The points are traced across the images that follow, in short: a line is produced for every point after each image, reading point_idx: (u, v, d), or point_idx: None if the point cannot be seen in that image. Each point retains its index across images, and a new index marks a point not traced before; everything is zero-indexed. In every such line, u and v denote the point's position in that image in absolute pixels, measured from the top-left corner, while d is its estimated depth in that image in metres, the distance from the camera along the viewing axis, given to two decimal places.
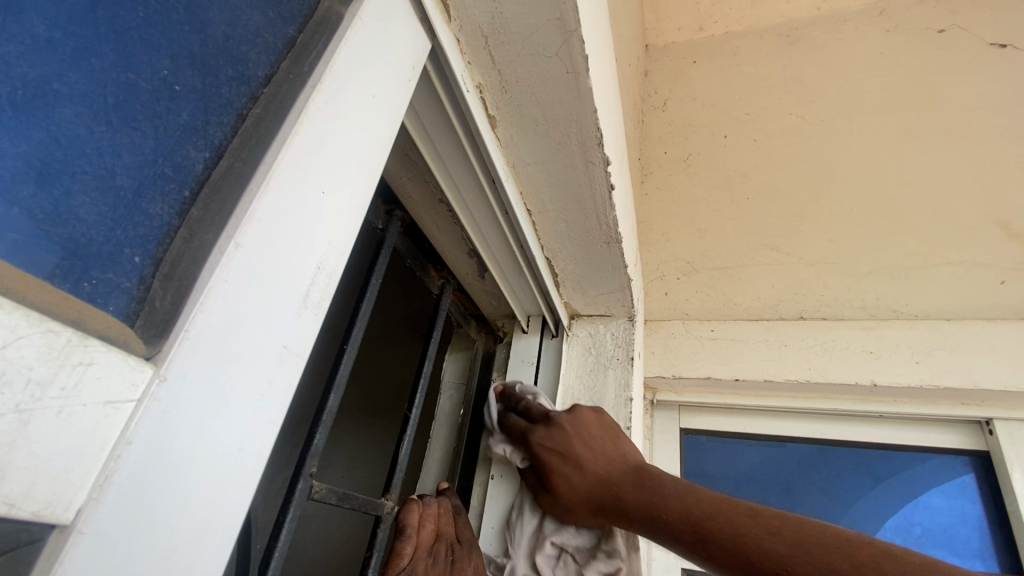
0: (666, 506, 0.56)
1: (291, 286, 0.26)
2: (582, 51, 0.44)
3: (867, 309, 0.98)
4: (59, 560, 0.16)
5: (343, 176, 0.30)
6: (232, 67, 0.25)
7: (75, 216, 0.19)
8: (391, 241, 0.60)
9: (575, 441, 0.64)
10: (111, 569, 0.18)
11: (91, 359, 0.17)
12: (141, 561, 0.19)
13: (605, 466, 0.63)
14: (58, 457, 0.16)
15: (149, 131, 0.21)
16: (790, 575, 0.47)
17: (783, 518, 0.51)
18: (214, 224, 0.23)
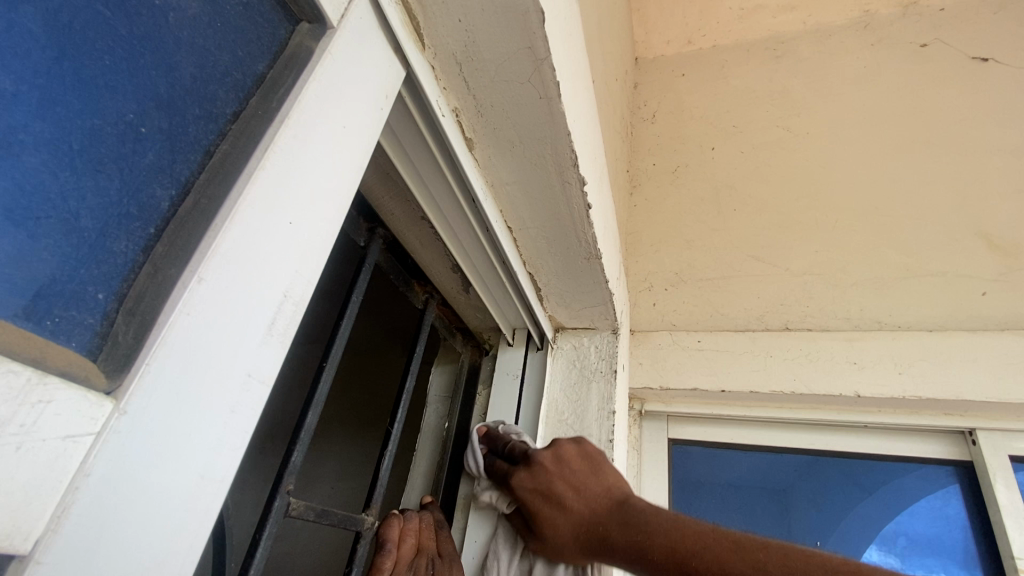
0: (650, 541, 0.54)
1: (257, 315, 0.27)
2: (554, 77, 0.46)
3: (850, 321, 0.99)
4: None
5: (312, 205, 0.31)
6: (199, 106, 0.26)
7: (41, 258, 0.19)
8: (372, 259, 0.62)
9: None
10: None
11: (50, 397, 0.18)
12: None
13: (589, 506, 0.61)
14: (16, 490, 0.17)
15: (114, 173, 0.22)
16: None
17: (766, 548, 0.49)
18: (178, 260, 0.24)
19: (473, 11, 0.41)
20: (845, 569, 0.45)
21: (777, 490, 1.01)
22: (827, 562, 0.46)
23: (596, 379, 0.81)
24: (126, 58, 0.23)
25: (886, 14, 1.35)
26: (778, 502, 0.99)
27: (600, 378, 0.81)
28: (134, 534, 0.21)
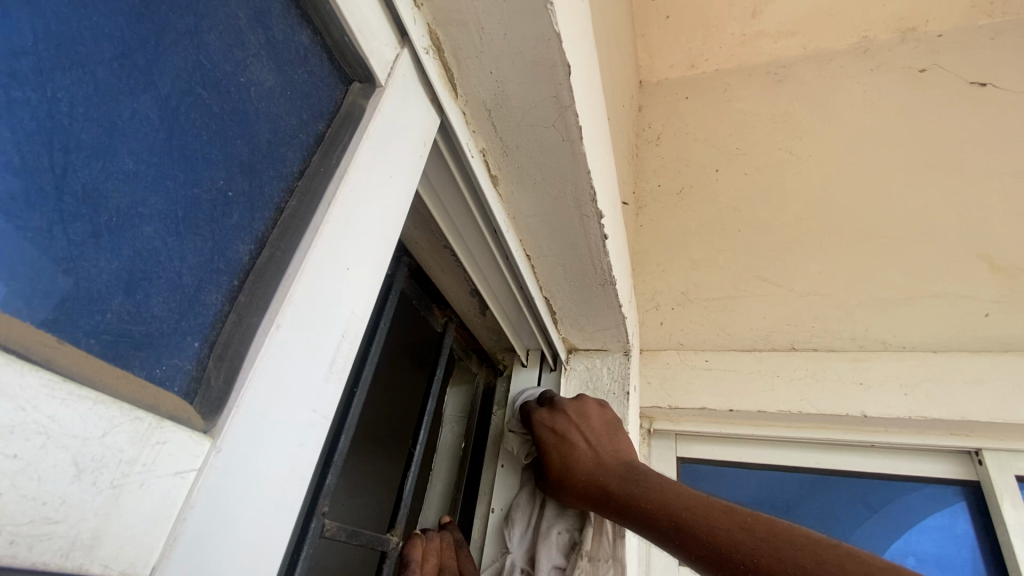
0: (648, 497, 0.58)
1: (321, 355, 0.29)
2: (577, 122, 0.49)
3: (856, 341, 1.01)
4: None
5: (365, 251, 0.34)
6: (273, 167, 0.29)
7: (152, 315, 0.22)
8: (398, 286, 0.64)
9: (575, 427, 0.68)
10: None
11: (165, 438, 0.21)
12: None
13: (595, 457, 0.65)
14: (139, 523, 0.20)
15: (208, 234, 0.25)
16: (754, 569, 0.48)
17: (757, 517, 0.52)
18: (258, 308, 0.26)
19: (504, 64, 0.44)
20: (832, 545, 0.48)
21: (786, 508, 1.02)
22: (813, 535, 0.49)
23: (609, 400, 0.83)
24: (218, 132, 0.25)
25: (884, 40, 1.39)
26: (787, 521, 1.01)
27: (613, 400, 0.83)
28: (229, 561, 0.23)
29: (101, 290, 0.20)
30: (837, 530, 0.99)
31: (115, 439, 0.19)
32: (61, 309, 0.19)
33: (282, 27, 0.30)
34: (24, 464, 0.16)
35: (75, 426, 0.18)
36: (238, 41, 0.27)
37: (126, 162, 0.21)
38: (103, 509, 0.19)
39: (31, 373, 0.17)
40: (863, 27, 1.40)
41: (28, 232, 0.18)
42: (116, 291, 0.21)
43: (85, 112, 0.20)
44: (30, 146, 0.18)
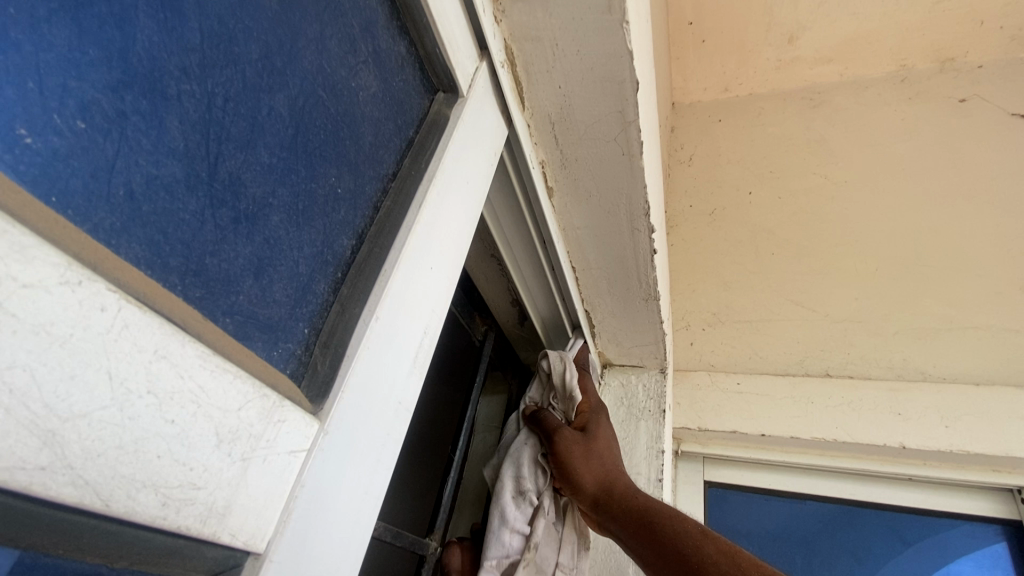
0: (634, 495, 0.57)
1: (408, 348, 0.30)
2: (639, 138, 0.50)
3: (894, 370, 0.99)
4: None
5: (445, 252, 0.35)
6: (373, 168, 0.30)
7: (275, 301, 0.23)
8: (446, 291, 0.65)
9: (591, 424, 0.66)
10: None
11: (285, 416, 0.22)
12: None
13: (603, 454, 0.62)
14: (262, 496, 0.20)
15: (321, 228, 0.26)
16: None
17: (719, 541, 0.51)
18: (359, 300, 0.27)
19: (573, 78, 0.46)
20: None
21: (816, 540, 0.99)
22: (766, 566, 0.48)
23: (644, 417, 0.82)
24: (332, 131, 0.27)
25: (923, 68, 1.38)
26: (816, 552, 0.98)
27: (648, 417, 0.82)
28: (334, 542, 0.24)
29: (235, 272, 0.21)
30: (869, 566, 0.96)
31: (249, 413, 0.20)
32: (206, 288, 0.20)
33: (386, 39, 0.32)
34: (180, 429, 0.17)
35: (218, 398, 0.19)
36: (352, 49, 0.29)
37: (260, 154, 0.22)
38: (235, 480, 0.19)
39: (190, 344, 0.18)
40: (901, 55, 1.39)
41: (185, 213, 0.19)
42: (246, 274, 0.22)
43: (234, 105, 0.21)
44: (191, 135, 0.19)
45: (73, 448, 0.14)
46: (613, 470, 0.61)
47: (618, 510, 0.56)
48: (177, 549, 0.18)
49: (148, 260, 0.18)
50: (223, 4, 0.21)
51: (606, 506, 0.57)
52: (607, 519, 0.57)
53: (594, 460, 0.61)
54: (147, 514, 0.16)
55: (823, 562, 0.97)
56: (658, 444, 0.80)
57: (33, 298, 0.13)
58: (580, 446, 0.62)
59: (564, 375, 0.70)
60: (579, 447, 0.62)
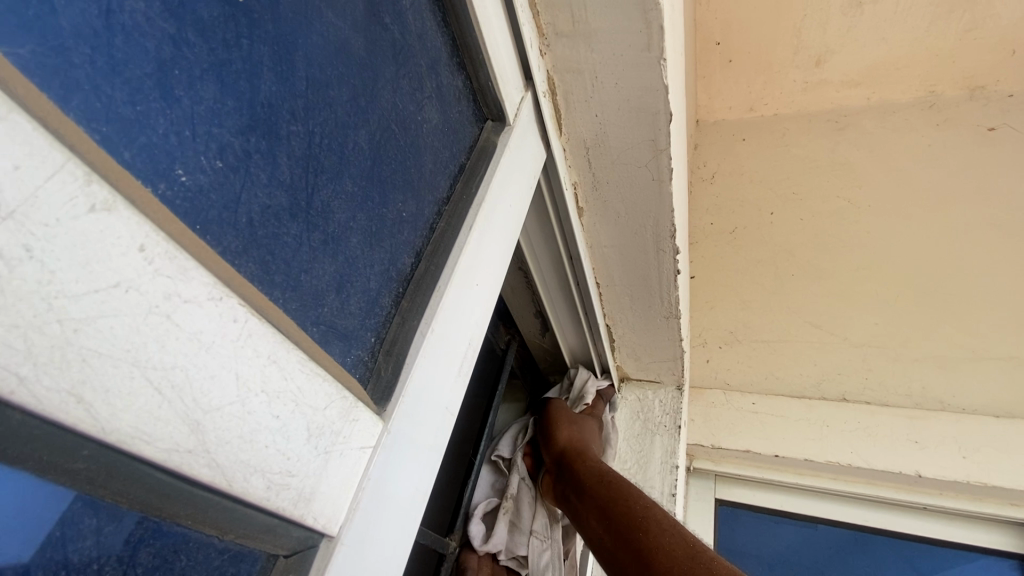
0: (594, 461, 0.67)
1: (454, 358, 0.33)
2: (669, 165, 0.52)
3: (912, 398, 0.99)
4: (330, 560, 0.23)
5: (488, 270, 0.38)
6: (431, 192, 0.34)
7: (350, 313, 0.26)
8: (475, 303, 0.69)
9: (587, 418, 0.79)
10: (353, 567, 0.24)
11: (357, 416, 0.24)
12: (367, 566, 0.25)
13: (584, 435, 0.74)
14: (337, 484, 0.23)
15: (387, 247, 0.29)
16: (626, 516, 0.55)
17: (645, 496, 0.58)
18: (417, 313, 0.30)
19: (610, 109, 0.48)
20: (684, 530, 0.52)
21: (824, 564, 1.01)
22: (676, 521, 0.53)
23: (660, 432, 0.84)
24: (402, 162, 0.30)
25: (953, 95, 1.38)
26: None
27: (664, 432, 0.83)
28: (388, 536, 0.27)
29: (323, 287, 0.24)
30: None
31: (329, 411, 0.23)
32: (300, 301, 0.23)
33: (447, 75, 0.35)
34: (281, 424, 0.20)
35: (310, 397, 0.22)
36: (420, 87, 0.32)
37: (346, 183, 0.26)
38: (318, 470, 0.22)
39: (291, 349, 0.20)
40: (930, 82, 1.39)
41: (287, 236, 0.22)
42: (330, 289, 0.25)
43: (327, 142, 0.24)
44: (296, 169, 0.22)
45: (208, 436, 0.17)
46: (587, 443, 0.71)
47: (577, 464, 0.66)
48: (271, 527, 0.21)
49: (260, 277, 0.21)
50: (323, 54, 0.24)
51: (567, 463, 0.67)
52: (564, 476, 0.66)
53: (574, 431, 0.73)
54: (255, 495, 0.19)
55: None
56: (672, 460, 0.81)
57: (189, 312, 0.17)
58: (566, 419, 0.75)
59: (581, 385, 0.83)
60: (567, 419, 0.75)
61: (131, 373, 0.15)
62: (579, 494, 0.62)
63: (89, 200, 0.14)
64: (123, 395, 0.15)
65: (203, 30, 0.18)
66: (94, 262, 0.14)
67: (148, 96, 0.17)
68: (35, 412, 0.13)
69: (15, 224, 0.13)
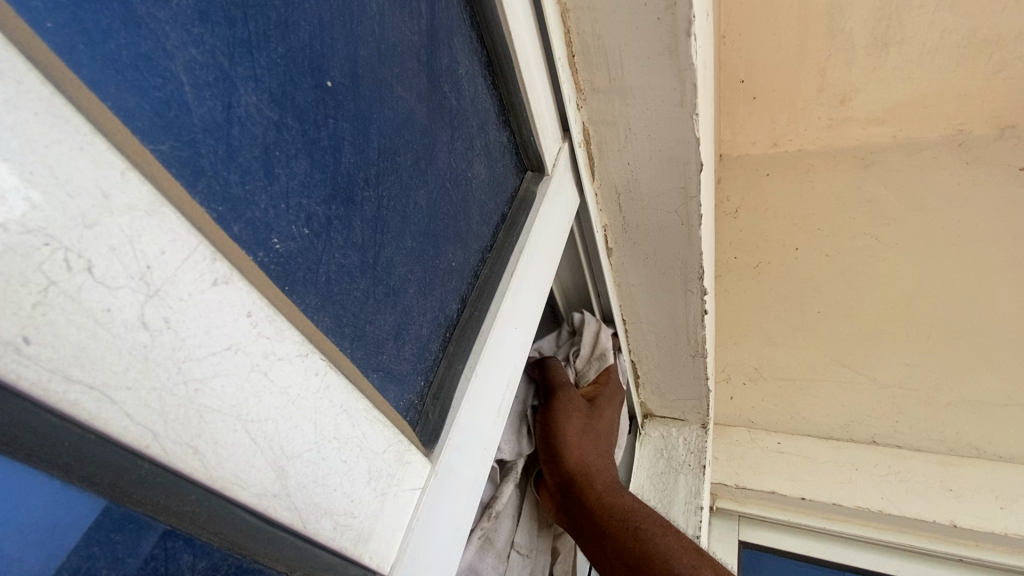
0: (610, 491, 0.55)
1: (494, 401, 0.35)
2: (699, 211, 0.53)
3: (946, 443, 0.96)
4: None
5: (526, 313, 0.40)
6: (475, 241, 0.36)
7: (404, 359, 0.28)
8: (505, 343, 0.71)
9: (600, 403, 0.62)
10: None
11: (410, 458, 0.26)
12: None
13: (593, 437, 0.58)
14: (389, 524, 0.24)
15: (436, 295, 0.31)
16: None
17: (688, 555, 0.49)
18: (462, 357, 0.32)
19: (642, 157, 0.50)
20: None
21: None
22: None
23: (684, 471, 0.83)
24: (451, 216, 0.32)
25: (981, 134, 1.33)
26: None
27: (688, 471, 0.83)
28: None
29: (383, 336, 0.26)
30: None
31: (386, 454, 0.24)
32: (364, 350, 0.25)
33: (492, 132, 0.38)
34: (348, 468, 0.22)
35: (372, 442, 0.23)
36: (470, 144, 0.34)
37: (405, 240, 0.28)
38: (375, 511, 0.23)
39: (357, 397, 0.22)
40: (959, 121, 1.34)
41: (356, 291, 0.24)
42: (389, 337, 0.27)
43: (392, 204, 0.27)
44: (366, 231, 0.25)
45: (289, 480, 0.19)
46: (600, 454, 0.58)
47: (591, 495, 0.54)
48: (333, 566, 0.22)
49: (334, 330, 0.23)
50: (392, 125, 0.26)
51: (579, 495, 0.54)
52: (574, 505, 0.54)
53: (585, 438, 0.57)
54: (323, 536, 0.21)
55: None
56: (697, 500, 0.80)
57: (280, 369, 0.18)
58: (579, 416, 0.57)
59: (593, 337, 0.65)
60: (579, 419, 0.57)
61: (234, 426, 0.17)
62: (600, 543, 0.52)
63: (213, 275, 0.16)
64: (226, 446, 0.17)
65: (300, 115, 0.21)
66: (214, 329, 0.16)
67: (255, 179, 0.19)
68: (161, 462, 0.15)
69: (158, 303, 0.15)
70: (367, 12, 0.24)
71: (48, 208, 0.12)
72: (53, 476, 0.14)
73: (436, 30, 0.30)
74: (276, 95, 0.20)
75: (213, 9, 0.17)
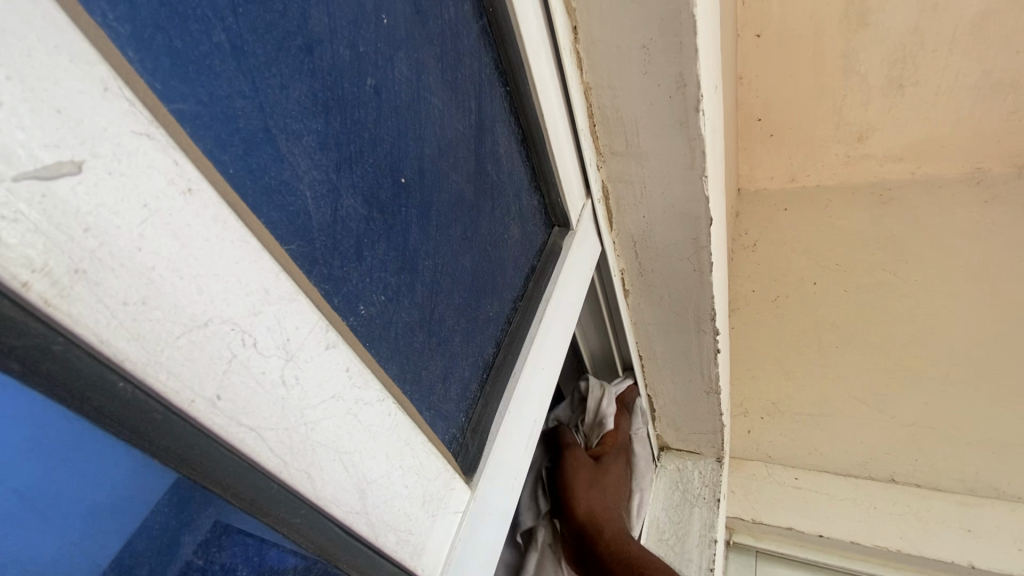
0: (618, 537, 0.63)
1: (523, 434, 0.39)
2: (710, 259, 0.58)
3: (965, 483, 0.96)
4: None
5: (552, 354, 0.45)
6: (509, 293, 0.41)
7: (449, 398, 0.33)
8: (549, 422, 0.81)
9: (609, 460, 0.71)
10: None
11: (454, 485, 0.30)
12: None
13: (602, 490, 0.67)
14: (437, 542, 0.29)
15: (476, 342, 0.36)
16: None
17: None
18: (497, 396, 0.37)
19: (657, 212, 0.55)
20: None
21: None
22: None
23: (699, 504, 0.85)
24: (490, 272, 0.38)
25: (1000, 173, 1.31)
26: None
27: (703, 504, 0.85)
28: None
29: (434, 379, 0.31)
30: None
31: (436, 482, 0.29)
32: (420, 391, 0.30)
33: (526, 196, 0.43)
34: (409, 492, 0.27)
35: (426, 470, 0.28)
36: (507, 210, 0.40)
37: (453, 298, 0.33)
38: (427, 529, 0.28)
39: (416, 432, 0.27)
40: (975, 159, 1.33)
41: (415, 342, 0.30)
42: (438, 380, 0.32)
43: (445, 269, 0.32)
44: (424, 292, 0.30)
45: (368, 500, 0.24)
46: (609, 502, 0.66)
47: (601, 541, 0.62)
48: None
49: (398, 375, 0.28)
50: (447, 205, 0.32)
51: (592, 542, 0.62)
52: (588, 552, 0.61)
53: (595, 491, 0.66)
54: (388, 547, 0.25)
55: None
56: (711, 533, 0.82)
57: (367, 412, 0.24)
58: (585, 471, 0.67)
59: (597, 403, 0.72)
60: (587, 474, 0.66)
61: (334, 458, 0.22)
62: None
63: (326, 341, 0.21)
64: (328, 473, 0.22)
65: (382, 206, 0.27)
66: (325, 382, 0.21)
67: (349, 260, 0.24)
68: (286, 484, 0.20)
69: (291, 365, 0.20)
70: (432, 120, 0.30)
71: (232, 304, 0.17)
72: (215, 492, 0.19)
73: (482, 122, 0.36)
74: (366, 195, 0.25)
75: (328, 138, 0.23)
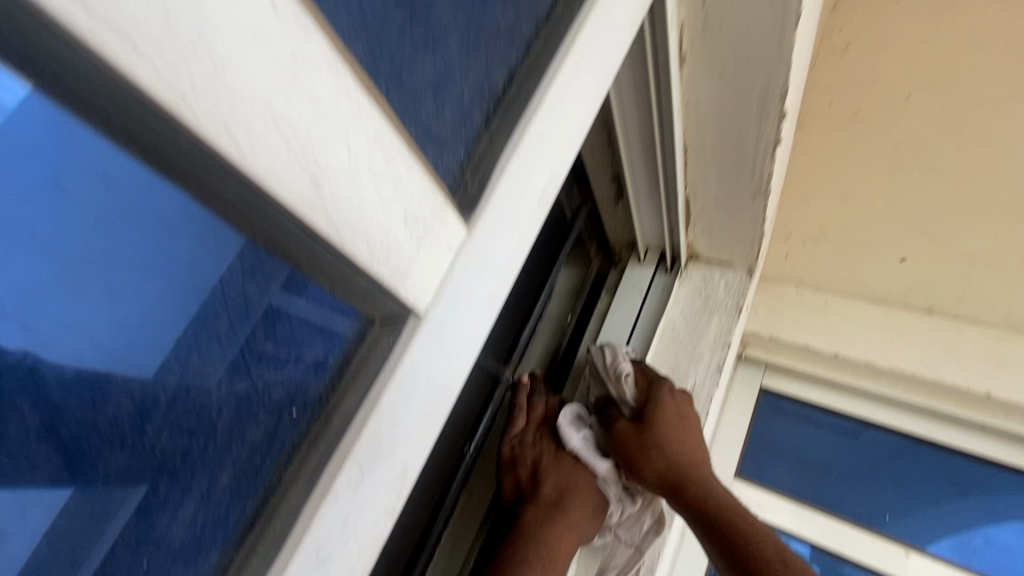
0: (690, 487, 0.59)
1: (537, 183, 0.32)
2: (799, 9, 0.47)
3: (1011, 318, 0.89)
4: (417, 331, 0.26)
5: (584, 95, 0.35)
6: (527, 9, 0.33)
7: (443, 117, 0.28)
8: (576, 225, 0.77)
9: (660, 405, 0.63)
10: (436, 353, 0.27)
11: (446, 215, 0.26)
12: (441, 368, 0.28)
13: (660, 443, 0.60)
14: (424, 273, 0.25)
15: (480, 57, 0.30)
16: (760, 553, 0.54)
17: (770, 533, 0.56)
18: (505, 131, 0.30)
19: None
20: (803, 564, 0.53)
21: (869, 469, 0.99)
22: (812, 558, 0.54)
23: (719, 312, 0.84)
24: None
25: None
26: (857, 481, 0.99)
27: (724, 312, 0.84)
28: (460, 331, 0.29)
29: (422, 86, 0.26)
30: (907, 501, 0.96)
31: (419, 203, 0.24)
32: (401, 94, 0.24)
33: None
34: (382, 204, 0.22)
35: (408, 183, 0.23)
36: None
37: None
38: (409, 253, 0.24)
39: (387, 130, 0.22)
40: None
41: (396, 20, 0.24)
42: (428, 92, 0.26)
43: None
44: None
45: (326, 193, 0.20)
46: (677, 457, 0.60)
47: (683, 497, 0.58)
48: (370, 288, 0.24)
49: (368, 58, 0.22)
50: None
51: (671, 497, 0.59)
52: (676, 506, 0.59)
53: (653, 452, 0.60)
54: (361, 258, 0.22)
55: (854, 499, 0.98)
56: (727, 338, 0.82)
57: (310, 74, 0.18)
58: (632, 438, 0.61)
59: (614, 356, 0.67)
60: (636, 439, 0.61)
61: (267, 122, 0.17)
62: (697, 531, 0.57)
63: None
64: (253, 138, 0.17)
65: None
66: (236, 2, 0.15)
67: None
68: (192, 131, 0.15)
69: None
70: None
71: None
72: (96, 117, 0.16)
73: None
74: None
75: None
